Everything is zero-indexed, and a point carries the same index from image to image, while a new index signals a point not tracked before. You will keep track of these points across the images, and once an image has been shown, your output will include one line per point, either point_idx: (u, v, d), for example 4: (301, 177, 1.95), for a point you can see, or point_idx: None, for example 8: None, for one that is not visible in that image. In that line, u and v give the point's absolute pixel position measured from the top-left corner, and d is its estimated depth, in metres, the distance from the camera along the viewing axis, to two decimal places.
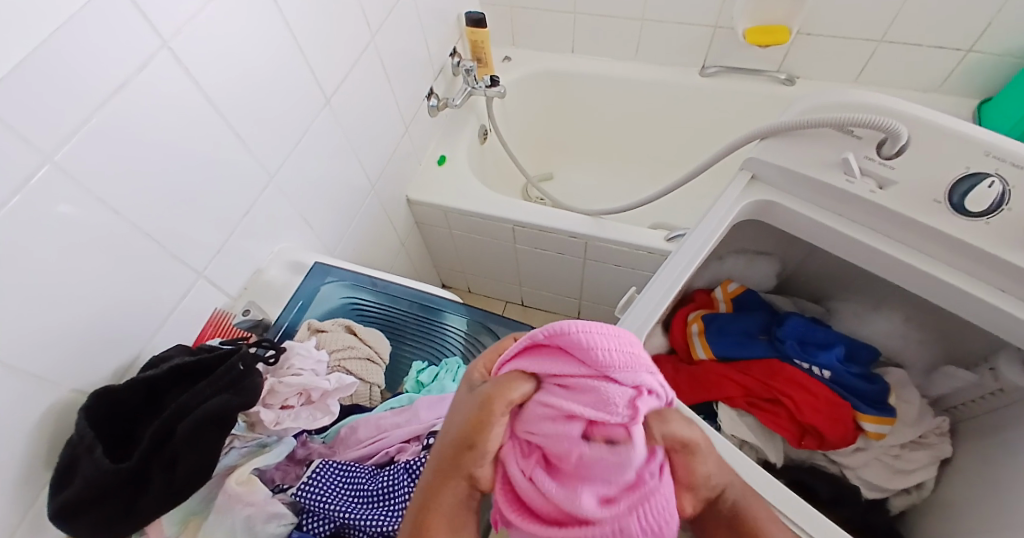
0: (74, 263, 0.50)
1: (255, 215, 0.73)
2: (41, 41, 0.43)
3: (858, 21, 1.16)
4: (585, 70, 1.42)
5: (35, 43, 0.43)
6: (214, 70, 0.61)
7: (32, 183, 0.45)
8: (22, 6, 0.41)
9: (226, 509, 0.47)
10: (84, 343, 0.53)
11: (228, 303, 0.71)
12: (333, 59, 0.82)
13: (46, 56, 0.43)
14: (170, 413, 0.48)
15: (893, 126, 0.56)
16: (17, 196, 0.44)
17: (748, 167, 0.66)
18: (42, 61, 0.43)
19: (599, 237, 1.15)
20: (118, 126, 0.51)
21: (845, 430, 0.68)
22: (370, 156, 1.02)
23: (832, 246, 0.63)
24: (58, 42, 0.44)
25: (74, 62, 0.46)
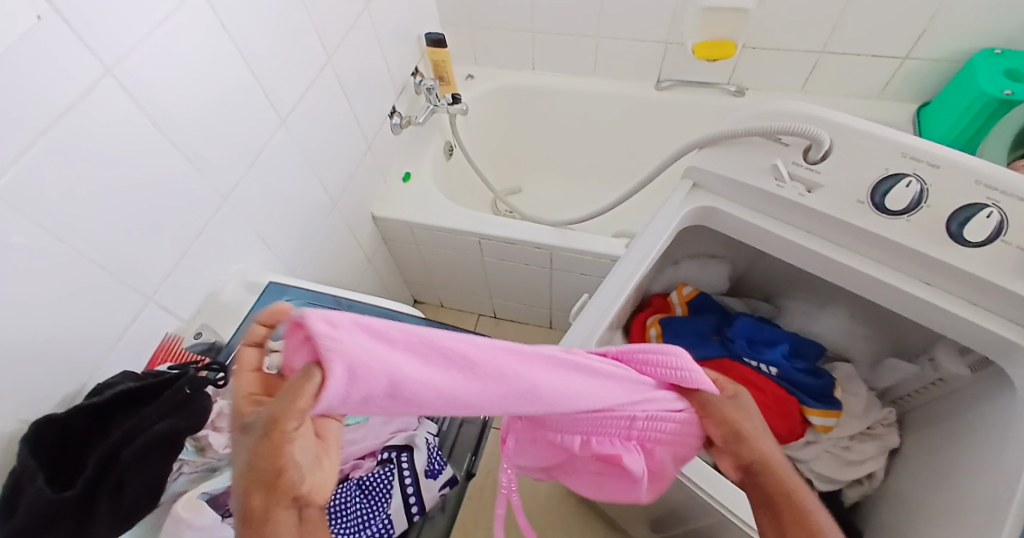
0: (16, 291, 0.50)
1: (210, 237, 0.72)
2: None
3: (800, 33, 1.22)
4: (546, 85, 1.46)
5: None
6: (163, 94, 0.61)
7: None
8: None
9: (173, 535, 0.47)
10: (28, 373, 0.52)
11: (181, 327, 0.70)
12: (288, 81, 0.83)
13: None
14: (116, 438, 0.47)
15: (814, 131, 0.60)
16: None
17: (689, 175, 0.68)
18: None
19: (563, 247, 1.18)
20: (64, 150, 0.51)
21: (790, 423, 0.71)
22: (331, 175, 1.02)
23: (771, 247, 0.66)
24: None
25: (14, 89, 0.46)
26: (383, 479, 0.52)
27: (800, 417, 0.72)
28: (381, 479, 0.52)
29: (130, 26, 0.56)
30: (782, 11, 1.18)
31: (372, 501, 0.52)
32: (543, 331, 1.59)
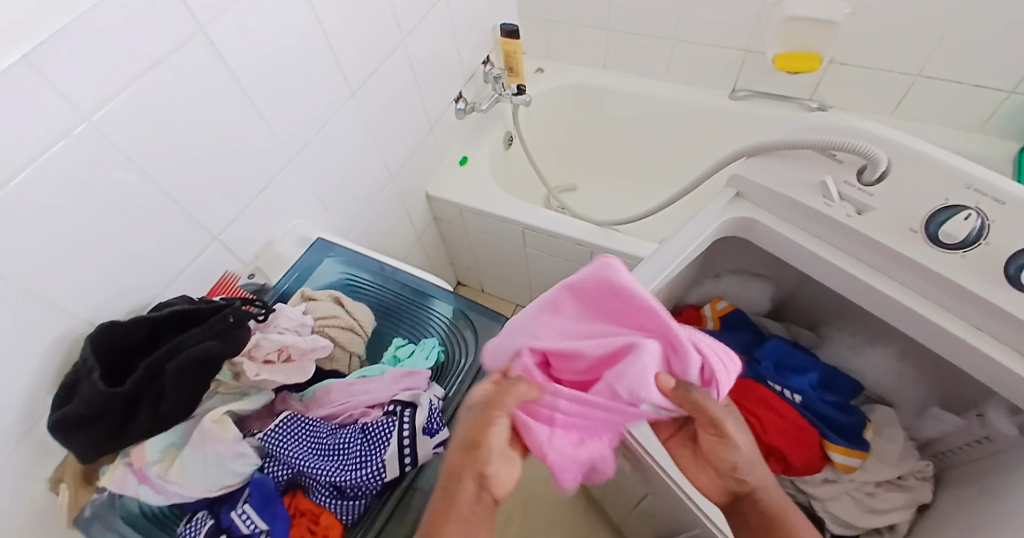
0: (101, 213, 0.57)
1: (273, 191, 0.79)
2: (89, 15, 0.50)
3: (892, 54, 1.14)
4: (614, 85, 1.45)
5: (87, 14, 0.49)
6: (247, 55, 0.68)
7: (72, 136, 0.52)
8: None
9: (200, 443, 0.51)
10: (102, 284, 0.60)
11: (238, 268, 0.77)
12: (361, 55, 0.89)
13: (92, 26, 0.50)
14: (164, 350, 0.53)
15: (873, 153, 0.58)
16: (57, 144, 0.51)
17: (733, 184, 0.67)
18: (87, 32, 0.50)
19: (606, 248, 1.17)
20: (152, 94, 0.58)
21: (811, 455, 0.67)
22: (391, 150, 1.08)
23: (810, 268, 0.63)
24: (105, 13, 0.51)
25: (117, 34, 0.53)
26: (384, 426, 0.54)
27: (821, 452, 0.69)
28: (383, 426, 0.54)
29: None
30: (874, 28, 1.11)
31: (372, 445, 0.53)
32: None
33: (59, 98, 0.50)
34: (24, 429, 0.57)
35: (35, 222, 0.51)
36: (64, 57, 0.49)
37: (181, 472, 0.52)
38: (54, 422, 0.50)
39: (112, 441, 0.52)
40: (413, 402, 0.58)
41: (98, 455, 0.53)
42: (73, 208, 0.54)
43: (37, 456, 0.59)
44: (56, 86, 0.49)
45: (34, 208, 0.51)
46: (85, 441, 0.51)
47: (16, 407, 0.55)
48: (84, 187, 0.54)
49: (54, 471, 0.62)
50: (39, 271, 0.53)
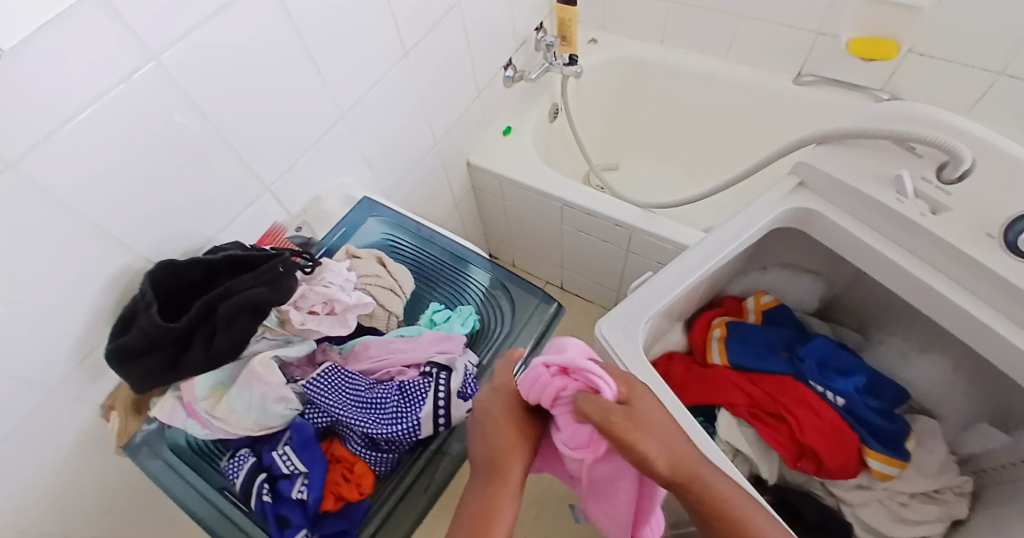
0: (164, 153, 0.58)
1: (323, 147, 0.79)
2: None
3: (978, 46, 1.06)
4: (671, 62, 1.40)
5: None
6: (311, 5, 0.67)
7: (138, 76, 0.52)
8: None
9: (246, 384, 0.54)
10: (161, 223, 0.62)
11: (286, 220, 0.78)
12: (419, 13, 0.87)
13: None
14: (217, 293, 0.55)
15: (957, 148, 0.54)
16: (124, 83, 0.52)
17: (798, 171, 0.64)
18: None
19: (646, 230, 1.15)
20: (218, 38, 0.58)
21: (846, 459, 0.66)
22: (439, 114, 1.07)
23: (869, 267, 0.60)
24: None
25: None
26: (420, 386, 0.55)
27: (858, 457, 0.67)
28: (419, 386, 0.55)
29: None
30: (963, 16, 1.03)
31: (409, 403, 0.54)
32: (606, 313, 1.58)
33: (128, 36, 0.50)
34: (83, 354, 0.60)
35: (103, 157, 0.53)
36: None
37: (229, 403, 0.54)
38: (113, 349, 0.53)
39: (164, 375, 0.54)
40: (449, 366, 0.58)
41: (150, 388, 0.55)
42: (139, 146, 0.56)
43: (92, 381, 0.63)
44: (127, 23, 0.50)
45: (105, 143, 0.52)
46: (140, 373, 0.53)
47: (78, 332, 0.58)
48: (149, 126, 0.56)
49: (106, 398, 0.65)
50: (105, 204, 0.55)
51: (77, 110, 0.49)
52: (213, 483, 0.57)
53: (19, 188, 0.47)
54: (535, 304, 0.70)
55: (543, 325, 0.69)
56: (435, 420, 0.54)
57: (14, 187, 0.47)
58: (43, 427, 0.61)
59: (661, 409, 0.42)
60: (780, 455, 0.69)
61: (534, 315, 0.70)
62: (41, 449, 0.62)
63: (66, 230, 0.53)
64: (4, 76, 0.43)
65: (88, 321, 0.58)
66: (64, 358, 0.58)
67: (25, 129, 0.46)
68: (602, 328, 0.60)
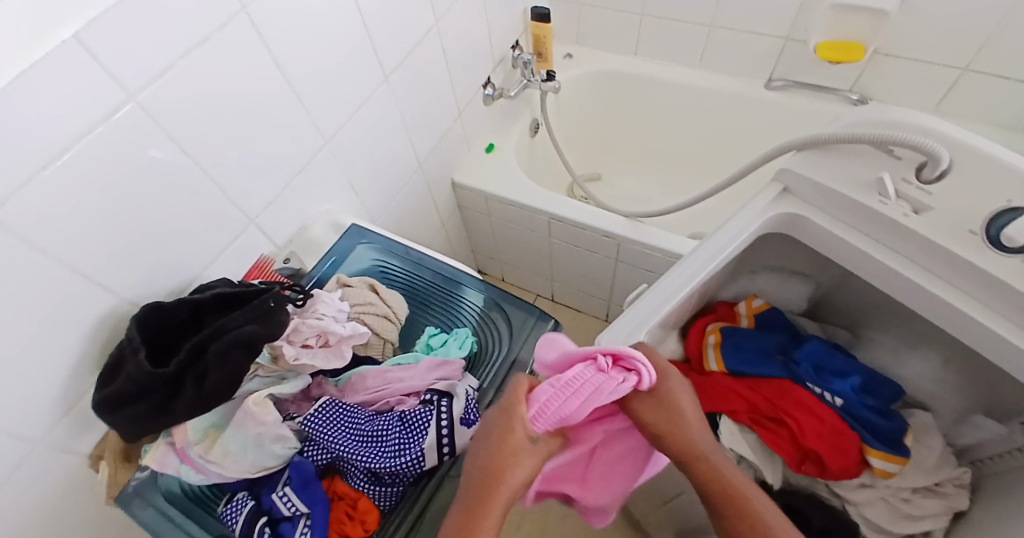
0: (146, 193, 0.57)
1: (308, 176, 0.79)
2: None
3: (940, 45, 1.09)
4: (646, 72, 1.42)
5: None
6: (289, 36, 0.67)
7: (116, 117, 0.51)
8: None
9: (241, 425, 0.52)
10: (146, 265, 0.60)
11: (273, 252, 0.77)
12: (396, 37, 0.87)
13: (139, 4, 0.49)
14: (206, 333, 0.54)
15: (932, 149, 0.55)
16: (102, 125, 0.50)
17: (780, 179, 0.65)
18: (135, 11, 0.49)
19: (633, 240, 1.16)
20: (197, 74, 0.57)
21: (848, 460, 0.66)
22: (421, 135, 1.07)
23: (857, 269, 0.62)
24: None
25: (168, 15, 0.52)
26: (422, 415, 0.54)
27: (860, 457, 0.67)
28: (421, 415, 0.54)
29: None
30: (925, 17, 1.07)
31: (410, 434, 0.53)
32: (598, 323, 1.59)
33: (105, 77, 0.49)
34: (68, 404, 0.58)
35: (82, 201, 0.51)
36: (114, 37, 0.48)
37: (218, 451, 0.52)
38: (100, 399, 0.51)
39: (154, 421, 0.52)
40: (449, 392, 0.57)
41: (140, 436, 0.53)
42: (121, 188, 0.54)
43: (79, 431, 0.61)
44: (104, 64, 0.49)
45: (86, 186, 0.51)
46: (130, 420, 0.52)
47: (62, 381, 0.56)
48: (130, 167, 0.54)
49: (94, 448, 0.63)
50: (87, 248, 0.54)
51: (55, 156, 0.48)
52: (212, 530, 0.55)
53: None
54: (532, 322, 0.70)
55: (540, 343, 0.68)
56: (439, 448, 0.53)
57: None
58: (29, 484, 0.58)
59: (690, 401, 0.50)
60: (783, 460, 0.69)
61: (531, 333, 0.69)
62: (27, 506, 0.59)
63: (47, 279, 0.51)
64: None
65: (72, 370, 0.57)
66: (48, 409, 0.56)
67: (0, 177, 0.45)
68: (602, 342, 0.60)
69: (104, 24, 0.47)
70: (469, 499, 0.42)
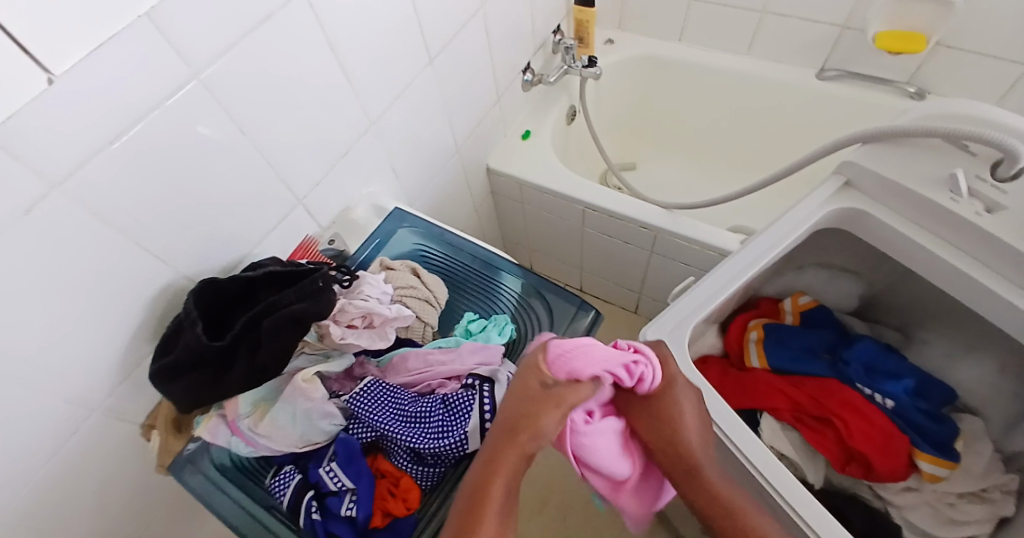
0: (203, 170, 0.58)
1: (352, 158, 0.79)
2: None
3: (1010, 36, 1.03)
4: (690, 60, 1.38)
5: None
6: (341, 18, 0.67)
7: (182, 93, 0.52)
8: None
9: (290, 400, 0.53)
10: (201, 239, 0.62)
11: (318, 232, 0.78)
12: (443, 20, 0.87)
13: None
14: (259, 309, 0.55)
15: (1011, 145, 0.51)
16: (169, 100, 0.52)
17: (842, 171, 0.63)
18: None
19: (670, 231, 1.14)
20: (255, 54, 0.58)
21: (896, 463, 0.64)
22: (461, 120, 1.06)
23: (917, 267, 0.59)
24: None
25: None
26: (465, 399, 0.54)
27: (907, 460, 0.66)
28: (463, 399, 0.54)
29: None
30: (995, 6, 1.01)
31: (454, 416, 0.53)
32: (627, 314, 1.57)
33: (173, 54, 0.50)
34: (126, 371, 0.61)
35: (146, 175, 0.53)
36: (181, 15, 0.49)
37: (263, 423, 0.54)
38: (159, 368, 0.54)
39: (208, 392, 0.54)
40: (491, 377, 0.58)
41: (195, 406, 0.56)
42: (180, 165, 0.56)
43: (135, 398, 0.63)
44: (172, 42, 0.50)
45: (148, 162, 0.53)
46: (185, 391, 0.54)
47: (122, 350, 0.59)
48: (190, 144, 0.56)
49: (148, 416, 0.66)
50: (148, 223, 0.55)
51: (124, 130, 0.49)
52: (260, 499, 0.57)
53: (68, 210, 0.48)
54: (572, 311, 0.70)
55: (580, 333, 0.68)
56: (482, 434, 0.53)
57: (62, 209, 0.48)
58: (89, 446, 0.61)
59: (691, 411, 0.52)
60: (827, 460, 0.68)
61: (571, 323, 0.69)
62: (87, 466, 0.63)
63: (112, 250, 0.53)
64: (54, 99, 0.43)
65: (131, 338, 0.59)
66: (108, 375, 0.59)
67: (72, 151, 0.46)
68: (647, 334, 0.60)
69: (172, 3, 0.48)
70: (463, 507, 0.43)
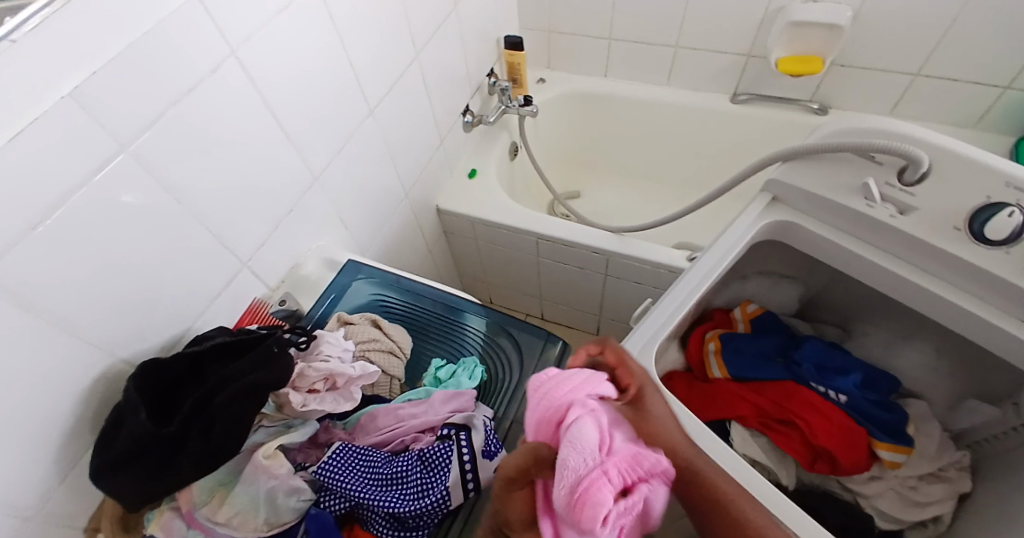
0: (135, 243, 0.55)
1: (298, 214, 0.77)
2: (126, 45, 0.48)
3: (892, 53, 1.16)
4: (618, 93, 1.46)
5: (123, 41, 0.48)
6: (274, 78, 0.67)
7: (109, 167, 0.50)
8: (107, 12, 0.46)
9: (252, 479, 0.50)
10: (138, 316, 0.58)
11: (267, 293, 0.75)
12: (378, 72, 0.88)
13: (133, 56, 0.49)
14: (211, 383, 0.52)
15: (915, 153, 0.57)
16: (96, 176, 0.49)
17: (769, 188, 0.67)
18: (127, 63, 0.48)
19: (621, 254, 1.18)
20: (186, 120, 0.56)
21: (857, 455, 0.68)
22: (406, 165, 1.07)
23: (848, 268, 0.64)
24: (147, 42, 0.50)
25: (159, 66, 0.52)
26: (442, 452, 0.52)
27: (867, 451, 0.69)
28: (440, 452, 0.52)
29: (252, 16, 0.61)
30: (873, 30, 1.13)
31: (433, 472, 0.52)
32: (589, 337, 1.59)
33: (96, 128, 0.48)
34: (61, 472, 0.55)
35: (72, 257, 0.49)
36: (103, 90, 0.47)
37: (232, 506, 0.50)
38: (100, 464, 0.49)
39: (160, 483, 0.50)
40: (467, 424, 0.56)
41: (146, 501, 0.51)
42: (114, 242, 0.53)
43: (73, 500, 0.57)
44: (95, 116, 0.47)
45: (78, 242, 0.49)
46: (133, 483, 0.49)
47: (55, 450, 0.53)
48: (122, 219, 0.53)
49: (89, 518, 0.59)
50: (77, 307, 0.51)
51: (47, 214, 0.46)
52: None
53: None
54: (540, 345, 0.70)
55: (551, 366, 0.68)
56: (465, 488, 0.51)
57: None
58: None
59: (658, 402, 0.53)
60: (796, 461, 0.70)
61: (540, 357, 0.68)
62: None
63: (37, 342, 0.48)
64: None
65: (65, 435, 0.53)
66: (42, 479, 0.53)
67: None
68: None
69: (93, 79, 0.46)
70: None
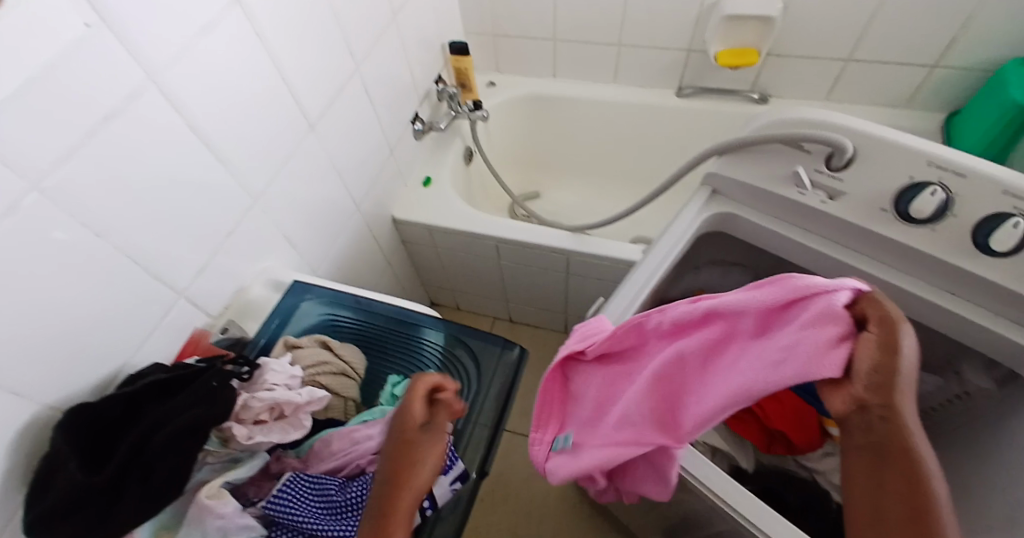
0: (57, 284, 0.52)
1: (239, 237, 0.75)
2: (26, 78, 0.45)
3: (825, 42, 1.20)
4: (567, 93, 1.47)
5: (22, 75, 0.45)
6: (202, 101, 0.64)
7: (22, 207, 0.47)
8: (6, 45, 0.43)
9: (197, 521, 0.48)
10: (67, 359, 0.55)
11: (209, 322, 0.72)
12: (316, 86, 0.86)
13: (35, 88, 0.46)
14: (148, 425, 0.50)
15: (838, 140, 0.59)
16: (8, 218, 0.46)
17: (708, 182, 0.69)
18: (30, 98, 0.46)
19: (580, 252, 1.18)
20: (106, 150, 0.53)
21: (810, 436, 0.70)
22: (356, 178, 1.05)
23: (789, 255, 0.66)
24: (50, 72, 0.47)
25: (68, 97, 0.49)
26: None
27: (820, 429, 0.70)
28: None
29: (172, 37, 0.58)
30: (804, 21, 1.17)
31: None
32: (558, 336, 1.60)
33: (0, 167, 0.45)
34: None
35: None
36: (2, 123, 0.44)
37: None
38: (31, 521, 0.46)
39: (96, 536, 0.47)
40: None
41: None
42: (35, 282, 0.50)
43: None
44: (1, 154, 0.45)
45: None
46: None
47: None
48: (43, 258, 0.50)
49: None
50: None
51: None
52: None
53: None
54: (497, 353, 0.69)
55: (509, 372, 0.67)
56: (420, 508, 0.51)
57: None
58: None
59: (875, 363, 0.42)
60: (753, 444, 0.73)
61: (498, 365, 0.67)
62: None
63: None
64: None
65: None
66: None
67: None
68: None
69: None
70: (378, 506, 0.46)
